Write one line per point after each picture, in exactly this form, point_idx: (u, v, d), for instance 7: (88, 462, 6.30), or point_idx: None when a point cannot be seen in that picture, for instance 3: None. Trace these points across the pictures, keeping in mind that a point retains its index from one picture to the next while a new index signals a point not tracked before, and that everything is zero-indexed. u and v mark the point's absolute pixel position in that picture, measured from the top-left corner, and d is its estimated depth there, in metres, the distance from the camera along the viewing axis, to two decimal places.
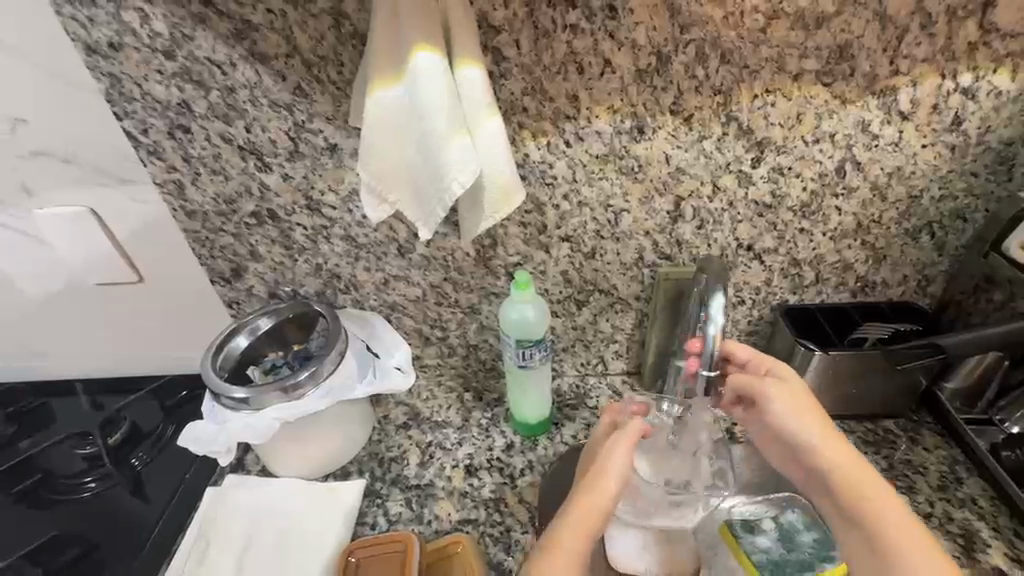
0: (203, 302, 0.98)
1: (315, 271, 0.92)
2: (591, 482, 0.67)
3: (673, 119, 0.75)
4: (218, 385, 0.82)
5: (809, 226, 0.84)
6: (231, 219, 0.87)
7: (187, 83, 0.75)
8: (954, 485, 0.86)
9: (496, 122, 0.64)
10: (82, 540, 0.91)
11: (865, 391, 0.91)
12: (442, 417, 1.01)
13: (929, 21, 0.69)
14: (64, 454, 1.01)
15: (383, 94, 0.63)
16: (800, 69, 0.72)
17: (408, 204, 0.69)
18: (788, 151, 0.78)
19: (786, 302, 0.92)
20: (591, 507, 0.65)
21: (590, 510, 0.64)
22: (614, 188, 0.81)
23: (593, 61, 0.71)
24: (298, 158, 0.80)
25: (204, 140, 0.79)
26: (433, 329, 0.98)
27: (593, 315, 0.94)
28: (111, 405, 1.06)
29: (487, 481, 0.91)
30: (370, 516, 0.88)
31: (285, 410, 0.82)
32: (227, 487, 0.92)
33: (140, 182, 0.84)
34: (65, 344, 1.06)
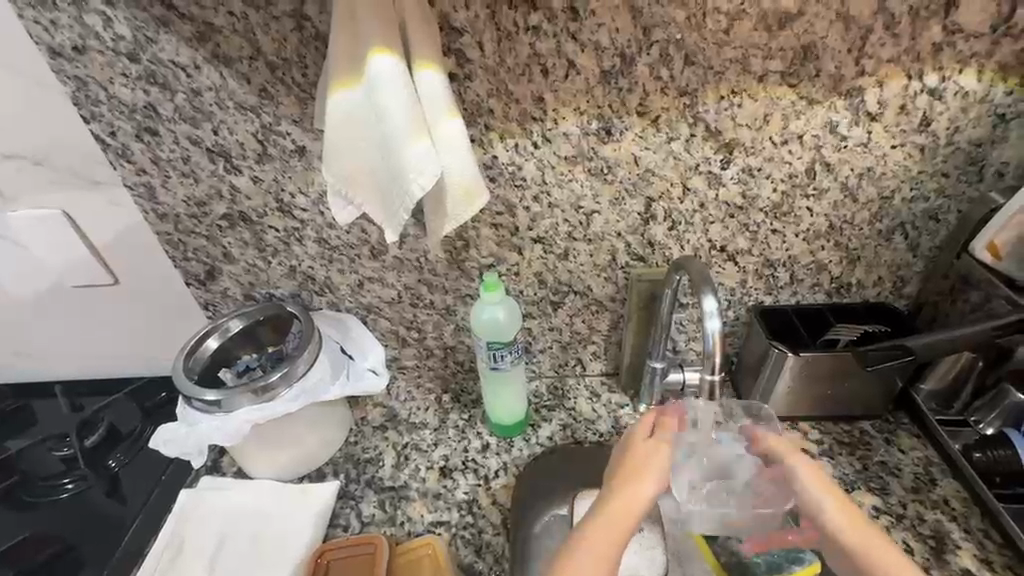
0: (180, 304, 0.97)
1: (290, 274, 0.92)
2: (628, 490, 0.62)
3: (640, 120, 0.75)
4: (189, 388, 0.82)
5: (781, 227, 0.84)
6: (203, 221, 0.87)
7: (152, 86, 0.75)
8: (929, 487, 0.86)
9: (458, 123, 0.64)
10: (55, 542, 0.90)
11: (841, 393, 0.90)
12: (419, 418, 1.00)
13: (892, 21, 0.68)
14: (42, 456, 1.01)
15: (343, 96, 0.63)
16: (764, 70, 0.71)
17: (373, 206, 0.69)
18: (757, 152, 0.77)
19: (762, 302, 0.92)
20: (625, 518, 0.60)
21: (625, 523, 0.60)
22: (585, 190, 0.81)
23: (557, 62, 0.71)
24: (267, 160, 0.80)
25: (173, 142, 0.79)
26: (410, 331, 0.98)
27: (569, 316, 0.94)
28: (90, 407, 1.06)
29: (461, 482, 0.91)
30: (343, 517, 0.89)
31: (256, 413, 0.82)
32: (203, 489, 0.92)
33: (111, 184, 0.84)
34: (44, 346, 1.06)
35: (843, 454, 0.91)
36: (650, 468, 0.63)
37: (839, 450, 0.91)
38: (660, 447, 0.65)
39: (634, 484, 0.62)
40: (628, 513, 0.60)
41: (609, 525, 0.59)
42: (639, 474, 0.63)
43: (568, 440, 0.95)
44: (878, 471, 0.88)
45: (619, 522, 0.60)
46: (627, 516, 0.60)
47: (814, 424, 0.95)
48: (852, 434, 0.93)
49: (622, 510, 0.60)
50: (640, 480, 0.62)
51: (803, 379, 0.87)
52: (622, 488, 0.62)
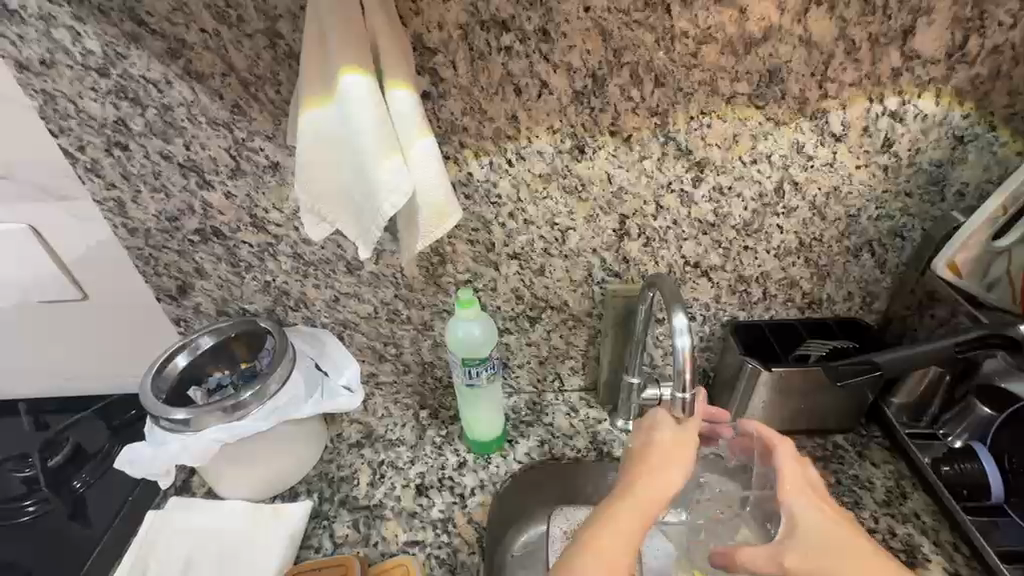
0: (151, 319, 0.95)
1: (264, 289, 0.91)
2: (660, 478, 0.61)
3: (613, 139, 0.76)
4: (157, 407, 0.80)
5: (752, 244, 0.85)
6: (175, 236, 0.85)
7: (123, 101, 0.74)
8: (900, 500, 0.87)
9: (429, 141, 0.64)
10: (14, 567, 0.87)
11: (814, 407, 0.92)
12: (396, 435, 0.99)
13: (853, 47, 0.71)
14: (3, 477, 0.97)
15: (315, 114, 0.62)
16: (732, 92, 0.73)
17: (346, 222, 0.68)
18: (727, 171, 0.79)
19: (736, 317, 0.93)
20: (649, 509, 0.59)
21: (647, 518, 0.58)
22: (559, 207, 0.81)
23: (530, 82, 0.72)
24: (240, 175, 0.80)
25: (144, 157, 0.79)
26: (386, 346, 0.97)
27: (546, 332, 0.94)
28: (56, 425, 1.03)
29: (437, 501, 0.90)
30: (315, 538, 0.87)
31: (225, 431, 0.80)
32: (173, 509, 0.89)
33: (80, 199, 0.83)
34: (8, 362, 1.03)
35: (817, 467, 0.92)
36: (659, 474, 0.62)
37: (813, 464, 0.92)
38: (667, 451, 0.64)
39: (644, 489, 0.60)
40: (647, 514, 0.59)
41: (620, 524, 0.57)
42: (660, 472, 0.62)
43: (545, 457, 0.95)
44: (851, 485, 0.89)
45: (640, 520, 0.58)
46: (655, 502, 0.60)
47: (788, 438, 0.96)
48: (826, 448, 0.94)
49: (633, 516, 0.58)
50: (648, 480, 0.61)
51: (778, 394, 0.89)
52: (654, 477, 0.61)
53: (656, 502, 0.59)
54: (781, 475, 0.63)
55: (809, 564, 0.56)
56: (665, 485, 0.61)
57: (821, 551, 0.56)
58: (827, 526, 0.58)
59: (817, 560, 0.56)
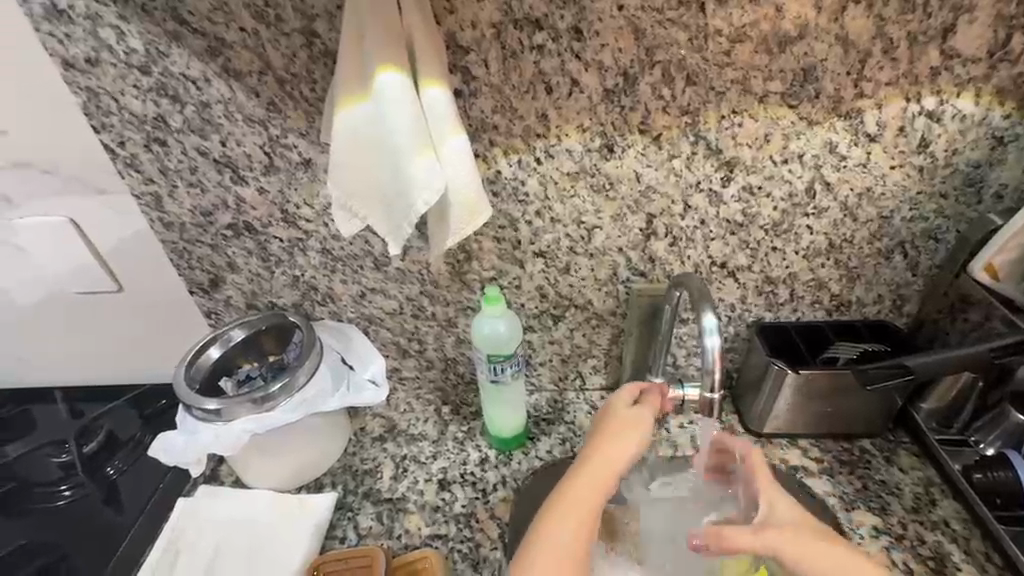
0: (182, 312, 0.98)
1: (293, 283, 0.92)
2: (614, 448, 0.69)
3: (642, 138, 0.76)
4: (190, 397, 0.82)
5: (781, 245, 0.85)
6: (208, 230, 0.87)
7: (163, 98, 0.76)
8: (928, 507, 0.86)
9: (462, 139, 0.65)
10: (52, 549, 0.90)
11: (841, 410, 0.90)
12: (419, 429, 1.00)
13: (890, 45, 0.70)
14: (41, 462, 1.01)
15: (350, 112, 0.63)
16: (765, 91, 0.73)
17: (378, 219, 0.69)
18: (757, 170, 0.78)
19: (761, 318, 0.92)
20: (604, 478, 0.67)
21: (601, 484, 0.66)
22: (586, 205, 0.82)
23: (561, 80, 0.72)
24: (273, 172, 0.81)
25: (181, 153, 0.81)
26: (411, 342, 0.98)
27: (570, 330, 0.94)
28: (90, 413, 1.05)
29: (459, 495, 0.91)
30: (340, 529, 0.88)
31: (255, 422, 0.82)
32: (202, 497, 0.91)
33: (119, 193, 0.85)
34: (45, 351, 1.06)
35: (843, 472, 0.90)
36: (616, 445, 0.69)
37: (839, 468, 0.91)
38: (625, 427, 0.70)
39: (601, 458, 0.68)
40: (604, 482, 0.66)
41: (582, 491, 0.65)
42: (616, 443, 0.69)
43: (567, 455, 0.95)
44: (878, 491, 0.88)
45: (596, 487, 0.66)
46: (609, 470, 0.67)
47: (814, 442, 0.94)
48: (852, 452, 0.93)
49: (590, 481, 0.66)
50: (602, 451, 0.68)
51: (804, 397, 0.88)
52: (609, 447, 0.69)
53: (610, 469, 0.67)
54: (759, 478, 0.70)
55: (797, 553, 0.62)
56: (618, 455, 0.68)
57: (801, 537, 0.63)
58: (801, 518, 0.66)
59: (806, 551, 0.62)
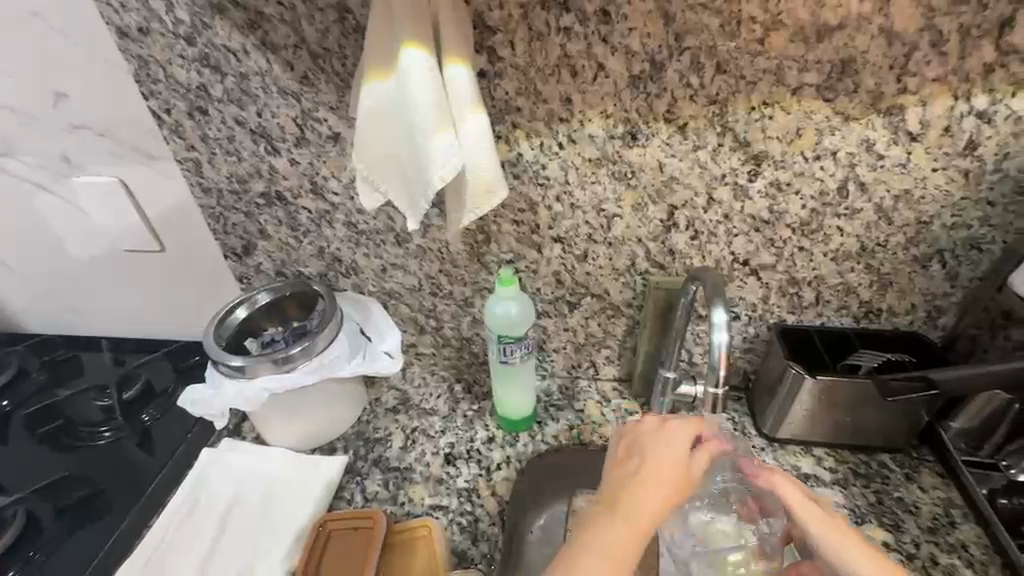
0: (217, 274, 1.03)
1: (319, 254, 0.96)
2: (653, 494, 0.58)
3: (667, 127, 0.75)
4: (217, 352, 0.87)
5: (808, 245, 0.82)
6: (243, 197, 0.92)
7: (205, 68, 0.80)
8: (946, 529, 0.82)
9: (481, 119, 0.66)
10: (88, 484, 0.97)
11: (861, 422, 0.87)
12: (431, 404, 1.03)
13: (940, 38, 0.66)
14: (85, 403, 1.08)
15: (375, 87, 0.65)
16: (799, 83, 0.70)
17: (398, 193, 0.71)
18: (787, 167, 0.76)
19: (783, 321, 0.89)
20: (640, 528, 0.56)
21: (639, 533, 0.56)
22: (607, 193, 0.81)
23: (586, 64, 0.72)
24: (304, 144, 0.84)
25: (221, 123, 0.85)
26: (428, 319, 1.01)
27: (584, 318, 0.94)
28: (131, 362, 1.13)
29: (463, 471, 0.93)
30: (348, 491, 0.92)
31: (274, 382, 0.86)
32: (223, 449, 0.97)
33: (163, 158, 0.90)
34: (96, 304, 1.14)
35: (857, 485, 0.88)
36: (670, 483, 0.59)
37: (853, 480, 0.88)
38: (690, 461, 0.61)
39: (677, 492, 0.59)
40: (637, 532, 0.56)
41: (619, 538, 0.55)
42: (653, 484, 0.59)
43: (573, 442, 0.96)
44: (892, 507, 0.85)
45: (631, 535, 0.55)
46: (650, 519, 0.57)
47: (829, 451, 0.92)
48: (870, 465, 0.90)
49: (653, 508, 0.57)
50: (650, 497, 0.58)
51: (822, 404, 0.85)
52: (649, 492, 0.58)
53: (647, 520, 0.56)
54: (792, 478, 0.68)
55: (832, 532, 0.61)
56: (654, 504, 0.57)
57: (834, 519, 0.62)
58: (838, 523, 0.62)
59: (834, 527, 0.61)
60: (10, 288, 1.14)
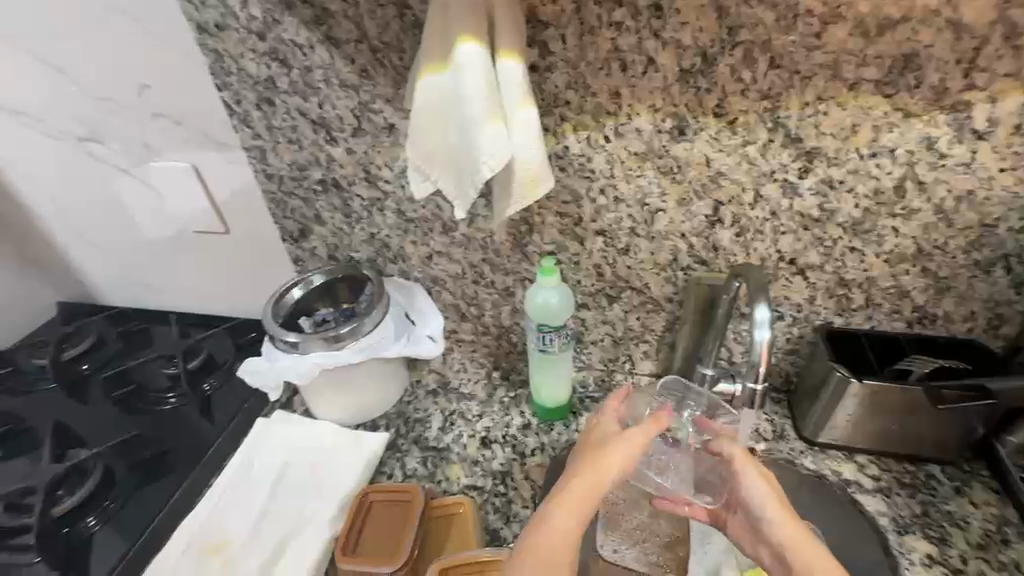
0: (275, 256, 1.10)
1: (369, 240, 1.01)
2: (604, 462, 0.58)
3: (716, 122, 0.74)
4: (275, 329, 0.93)
5: (860, 245, 0.80)
6: (302, 184, 0.97)
7: (274, 62, 0.86)
8: (999, 546, 0.79)
9: (530, 112, 0.68)
10: (157, 444, 1.05)
11: (910, 430, 0.84)
12: (469, 389, 1.07)
13: (1013, 32, 0.63)
14: (154, 371, 1.17)
15: (431, 81, 0.68)
16: (857, 78, 0.68)
17: (447, 183, 0.74)
18: (840, 164, 0.74)
19: (830, 323, 0.87)
20: (589, 491, 0.55)
21: (586, 494, 0.55)
22: (652, 187, 0.81)
23: (637, 58, 0.72)
24: (361, 134, 0.89)
25: (285, 113, 0.90)
26: (470, 306, 1.04)
27: (624, 312, 0.95)
28: (195, 335, 1.22)
29: (498, 454, 0.96)
30: (388, 466, 0.97)
31: (325, 358, 0.92)
32: (275, 420, 1.03)
33: (232, 145, 0.97)
34: (166, 281, 1.23)
35: (901, 494, 0.85)
36: (621, 451, 0.59)
37: (898, 489, 0.86)
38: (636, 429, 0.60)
39: (612, 456, 0.58)
40: (584, 497, 0.55)
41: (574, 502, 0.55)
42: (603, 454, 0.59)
43: None
44: (939, 520, 0.82)
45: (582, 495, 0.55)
46: (598, 482, 0.56)
47: (873, 458, 0.89)
48: (917, 476, 0.87)
49: (594, 482, 0.56)
50: (600, 463, 0.58)
51: (868, 409, 0.82)
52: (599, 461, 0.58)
53: (596, 483, 0.56)
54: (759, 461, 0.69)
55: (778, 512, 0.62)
56: (601, 469, 0.57)
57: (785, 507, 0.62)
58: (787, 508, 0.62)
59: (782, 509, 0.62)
60: (92, 263, 1.25)
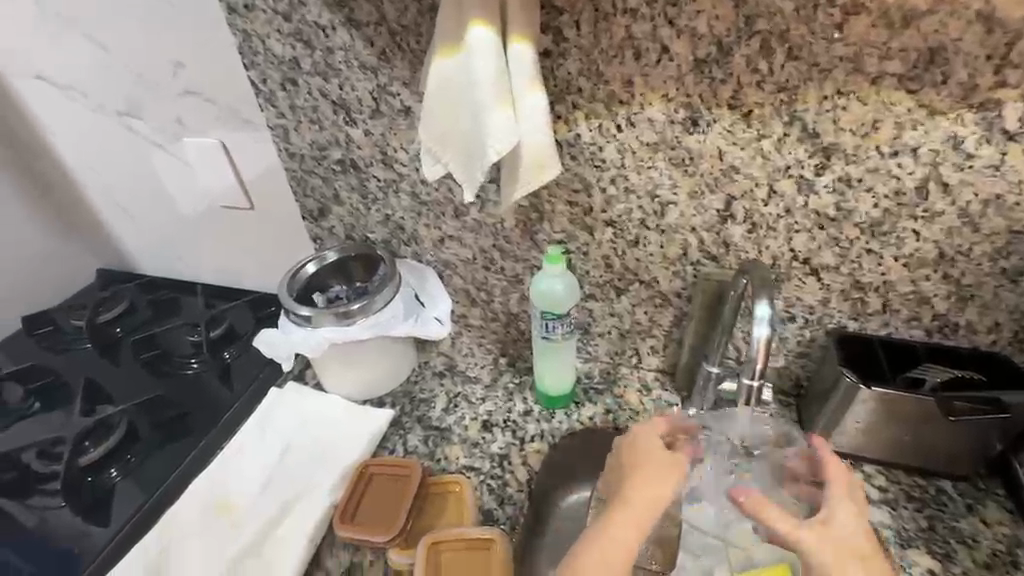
0: (295, 233, 1.14)
1: (384, 221, 1.03)
2: (655, 485, 0.60)
3: (731, 114, 0.73)
4: (289, 302, 0.97)
5: (878, 248, 0.77)
6: (322, 163, 1.00)
7: (298, 43, 0.88)
8: (1007, 567, 0.76)
9: (538, 97, 0.68)
10: (178, 406, 1.11)
11: (923, 443, 0.81)
12: (475, 373, 1.08)
13: None
14: (180, 337, 1.23)
15: (442, 64, 0.69)
16: (879, 71, 0.66)
17: (457, 165, 0.75)
18: (859, 161, 0.72)
19: (844, 326, 0.85)
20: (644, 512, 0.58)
21: (644, 518, 0.58)
22: (663, 179, 0.81)
23: (651, 46, 0.71)
24: (378, 116, 0.91)
25: (307, 93, 0.93)
26: (479, 292, 1.05)
27: (631, 305, 0.95)
28: (219, 306, 1.27)
29: (498, 438, 0.98)
30: (391, 442, 0.99)
31: (335, 333, 0.95)
32: (288, 390, 1.08)
33: (257, 124, 1.01)
34: (194, 253, 1.29)
35: (907, 507, 0.82)
36: (667, 473, 0.61)
37: (904, 502, 0.83)
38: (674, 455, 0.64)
39: (666, 480, 0.61)
40: (644, 520, 0.58)
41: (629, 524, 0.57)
42: (649, 476, 0.61)
43: (608, 425, 0.97)
44: (946, 537, 0.79)
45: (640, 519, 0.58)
46: (654, 503, 0.59)
47: (881, 469, 0.86)
48: (926, 490, 0.84)
49: (650, 505, 0.59)
50: (653, 485, 0.60)
51: (877, 418, 0.80)
52: (649, 484, 0.60)
53: (653, 503, 0.59)
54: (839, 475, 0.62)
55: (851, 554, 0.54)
56: (658, 491, 0.59)
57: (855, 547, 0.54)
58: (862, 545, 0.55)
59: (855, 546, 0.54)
60: (128, 233, 1.32)
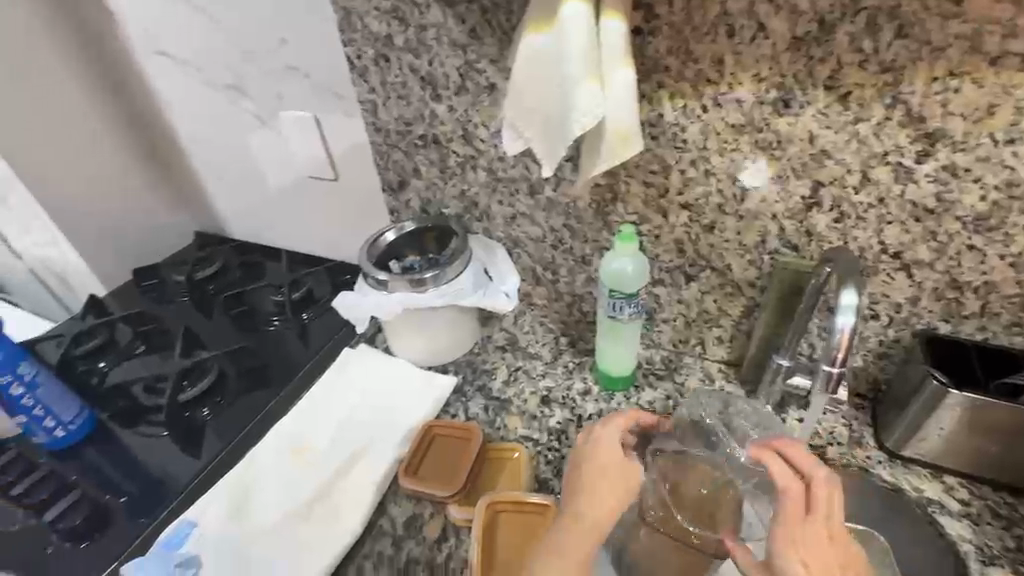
0: (375, 205, 1.21)
1: (460, 196, 1.07)
2: (601, 500, 0.65)
3: (827, 95, 0.71)
4: (369, 267, 1.03)
5: (980, 244, 0.72)
6: (406, 138, 1.05)
7: (393, 20, 0.93)
8: None
9: (627, 72, 0.69)
10: (262, 358, 1.21)
11: (1016, 456, 0.76)
12: (536, 349, 1.11)
13: None
14: (265, 296, 1.33)
15: (533, 38, 0.71)
16: (1000, 52, 0.62)
17: (539, 140, 0.77)
18: (967, 149, 0.68)
19: (935, 328, 0.80)
20: (592, 528, 0.64)
21: (591, 529, 0.64)
22: (746, 162, 0.79)
23: (746, 24, 0.70)
24: (463, 92, 0.94)
25: (398, 69, 0.98)
26: (546, 271, 1.07)
27: (701, 292, 0.94)
28: (300, 271, 1.36)
29: (556, 413, 1.00)
30: (453, 407, 1.04)
31: (410, 298, 1.00)
32: (359, 351, 1.14)
33: (349, 98, 1.07)
34: (280, 220, 1.39)
35: (993, 523, 0.77)
36: (618, 480, 0.67)
37: (990, 518, 0.78)
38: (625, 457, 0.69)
39: (614, 492, 0.66)
40: (593, 535, 0.63)
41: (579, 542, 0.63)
42: (595, 488, 0.66)
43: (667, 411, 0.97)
44: None
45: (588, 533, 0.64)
46: (603, 517, 0.64)
47: (965, 482, 0.81)
48: (1016, 508, 0.78)
49: (599, 518, 0.64)
50: (602, 496, 0.65)
51: (965, 424, 0.75)
52: (596, 497, 0.65)
53: (603, 517, 0.64)
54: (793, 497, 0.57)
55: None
56: (602, 507, 0.65)
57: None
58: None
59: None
60: (224, 199, 1.44)
